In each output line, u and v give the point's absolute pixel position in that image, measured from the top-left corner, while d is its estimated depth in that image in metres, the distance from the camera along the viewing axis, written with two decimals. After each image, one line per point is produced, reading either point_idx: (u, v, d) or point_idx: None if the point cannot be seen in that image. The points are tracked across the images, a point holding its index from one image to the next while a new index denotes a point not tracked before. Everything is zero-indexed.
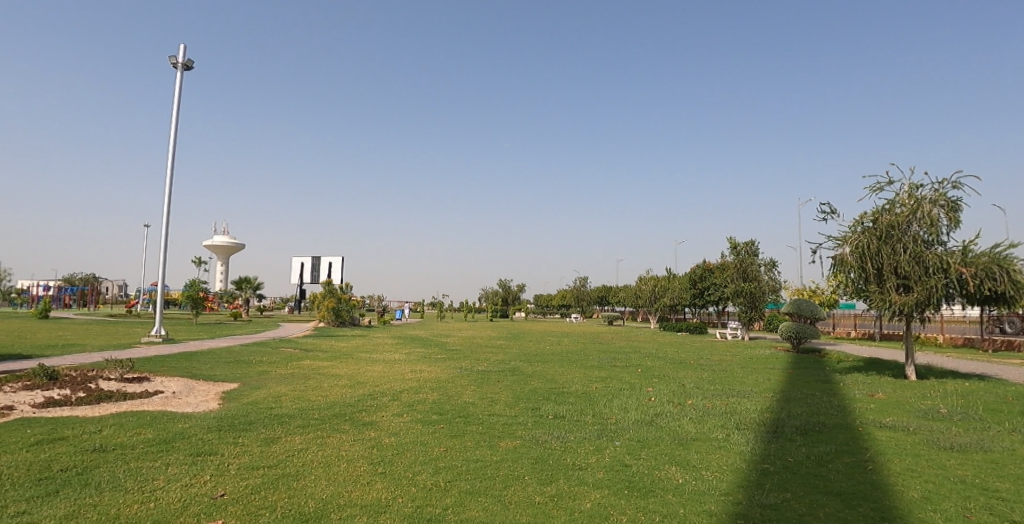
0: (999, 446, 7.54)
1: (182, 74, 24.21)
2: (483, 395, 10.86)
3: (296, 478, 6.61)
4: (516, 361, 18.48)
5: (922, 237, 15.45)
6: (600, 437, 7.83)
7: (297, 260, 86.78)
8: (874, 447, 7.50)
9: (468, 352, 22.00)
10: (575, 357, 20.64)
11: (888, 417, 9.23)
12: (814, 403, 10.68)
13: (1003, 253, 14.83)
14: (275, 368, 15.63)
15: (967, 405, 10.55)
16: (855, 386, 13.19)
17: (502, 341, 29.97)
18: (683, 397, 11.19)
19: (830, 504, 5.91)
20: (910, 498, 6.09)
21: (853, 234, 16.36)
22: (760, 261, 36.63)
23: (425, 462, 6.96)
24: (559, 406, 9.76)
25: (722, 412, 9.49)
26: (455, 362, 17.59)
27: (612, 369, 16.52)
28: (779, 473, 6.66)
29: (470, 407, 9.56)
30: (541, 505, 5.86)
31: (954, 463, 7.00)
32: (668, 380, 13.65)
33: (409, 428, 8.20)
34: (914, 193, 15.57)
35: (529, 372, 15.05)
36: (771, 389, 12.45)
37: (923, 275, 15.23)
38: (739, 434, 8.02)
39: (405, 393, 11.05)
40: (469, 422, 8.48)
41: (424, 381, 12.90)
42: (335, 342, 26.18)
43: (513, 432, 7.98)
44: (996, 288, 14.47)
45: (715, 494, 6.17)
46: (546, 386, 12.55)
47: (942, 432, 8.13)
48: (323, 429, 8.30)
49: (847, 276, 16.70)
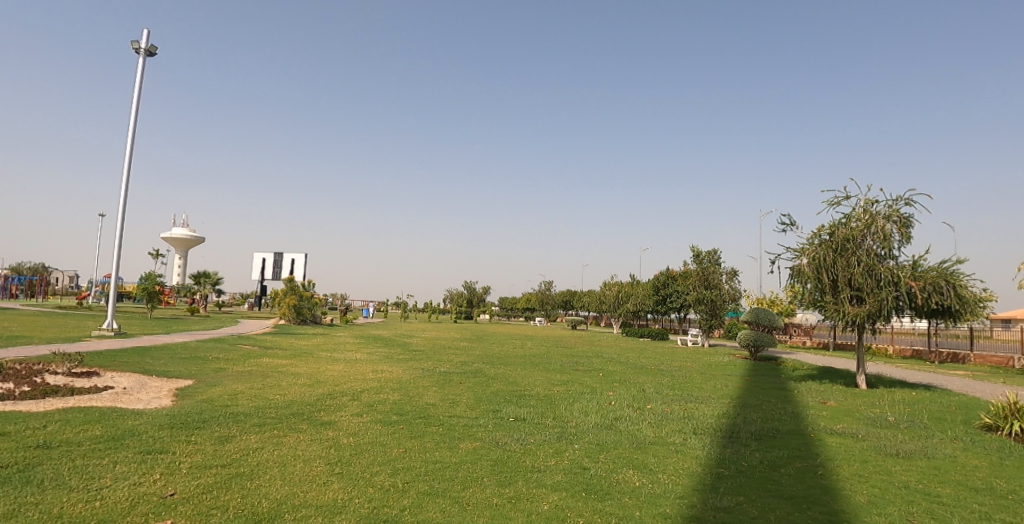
0: (942, 453, 7.84)
1: (144, 59, 23.45)
2: (444, 396, 10.78)
3: (251, 477, 6.48)
4: (478, 363, 18.43)
5: (875, 251, 15.94)
6: (559, 439, 7.76)
7: (258, 255, 84.72)
8: (824, 453, 7.67)
9: (431, 353, 21.88)
10: (538, 360, 20.66)
11: (839, 424, 9.47)
12: (769, 409, 10.87)
13: (950, 268, 15.47)
14: (232, 365, 15.26)
15: (914, 413, 10.93)
16: (808, 393, 13.55)
17: (465, 343, 29.80)
18: (643, 402, 11.32)
19: (781, 508, 6.21)
20: (858, 502, 6.43)
21: (810, 246, 16.79)
22: (722, 270, 37.32)
23: (384, 462, 6.84)
24: (520, 409, 9.72)
25: (681, 417, 9.59)
26: (417, 363, 17.43)
27: (573, 373, 16.61)
28: (734, 477, 6.78)
29: (432, 408, 9.46)
30: (499, 507, 5.94)
31: (899, 469, 7.23)
32: (628, 385, 13.76)
33: (368, 428, 7.99)
34: (869, 208, 16.09)
35: (492, 374, 14.99)
36: (728, 395, 12.69)
37: (875, 288, 15.70)
38: (696, 439, 8.08)
39: (366, 393, 10.92)
40: (430, 423, 8.34)
41: (385, 381, 12.78)
42: (293, 340, 25.71)
43: (474, 434, 7.82)
44: (943, 302, 15.08)
45: (671, 497, 6.34)
46: (508, 388, 12.52)
47: (888, 439, 8.38)
48: (279, 428, 8.09)
49: (804, 287, 17.09)
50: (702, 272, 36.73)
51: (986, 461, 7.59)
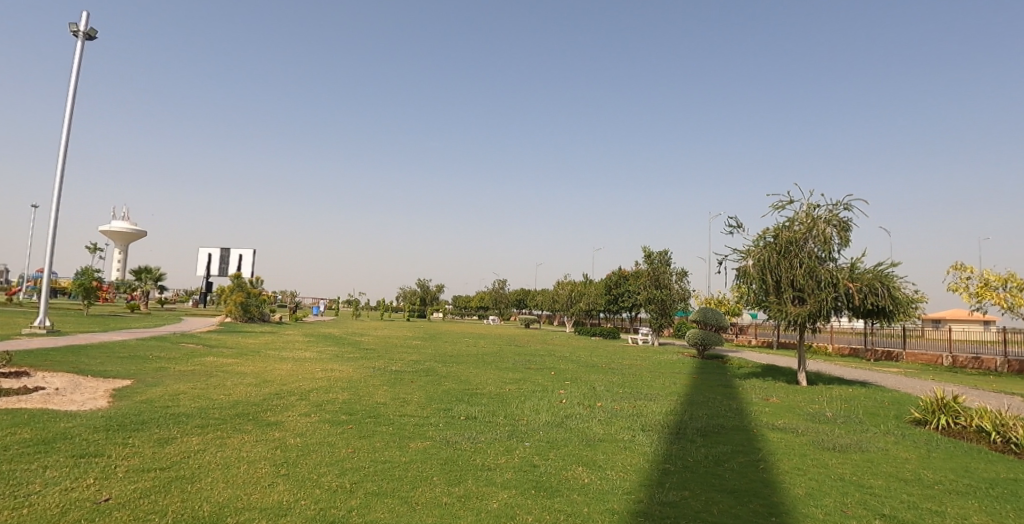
0: (875, 446, 8.23)
1: (83, 43, 22.34)
2: (394, 395, 10.70)
3: (192, 480, 6.27)
4: (430, 362, 18.37)
5: (816, 254, 16.57)
6: (510, 437, 7.80)
7: (204, 250, 82.04)
8: (766, 448, 7.94)
9: (383, 352, 21.64)
10: (491, 359, 20.70)
11: (780, 420, 9.81)
12: (715, 406, 11.18)
13: (885, 271, 16.23)
14: (175, 364, 14.73)
15: (850, 409, 11.43)
16: (752, 390, 14.00)
17: (418, 341, 29.59)
18: (593, 399, 11.48)
19: (723, 501, 6.40)
20: (796, 495, 6.68)
21: (756, 248, 17.31)
22: (671, 270, 38.23)
23: (332, 462, 6.72)
24: (471, 407, 9.70)
25: (629, 414, 9.77)
26: (368, 362, 17.24)
27: (526, 371, 16.72)
28: (679, 472, 6.95)
29: (382, 407, 9.36)
30: (449, 506, 5.92)
31: (835, 462, 7.55)
32: (579, 383, 13.93)
33: (316, 428, 7.85)
34: (811, 212, 16.70)
35: (444, 372, 14.96)
36: (676, 392, 12.99)
37: (816, 289, 16.32)
38: (644, 435, 8.24)
39: (315, 392, 10.72)
40: (380, 422, 8.25)
41: (335, 380, 12.59)
42: (241, 338, 24.99)
43: (424, 433, 7.78)
44: (878, 303, 15.82)
45: (619, 493, 6.45)
46: (459, 387, 12.49)
47: (826, 434, 8.74)
48: (223, 429, 7.85)
49: (750, 287, 17.61)
50: (653, 272, 37.55)
51: (914, 454, 8.01)
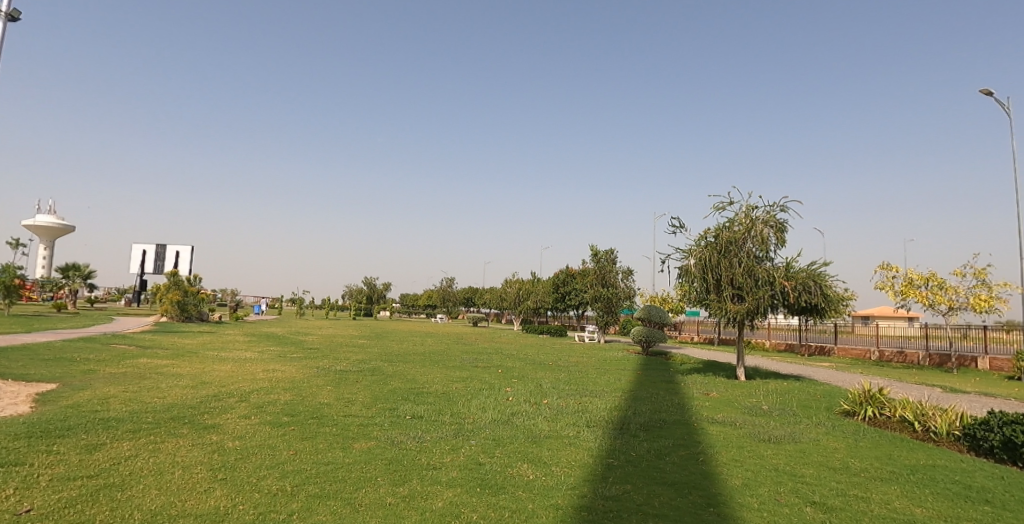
0: (807, 437, 8.63)
1: (4, 24, 20.95)
2: (339, 395, 10.54)
3: (122, 488, 6.01)
4: (376, 361, 18.17)
5: (754, 253, 17.16)
6: (456, 436, 7.80)
7: (139, 247, 78.52)
8: (706, 441, 8.20)
9: (328, 352, 21.26)
10: (438, 357, 20.61)
11: (720, 414, 10.15)
12: (658, 401, 11.48)
13: (817, 270, 16.97)
14: (105, 366, 14.04)
15: (786, 402, 11.95)
16: (694, 385, 14.44)
17: (364, 341, 29.18)
18: (539, 396, 11.60)
19: (664, 493, 6.58)
20: (733, 485, 6.94)
21: (697, 247, 17.78)
22: (618, 269, 38.98)
23: (272, 465, 6.56)
24: (417, 406, 9.66)
25: (575, 411, 9.92)
26: (313, 362, 16.91)
27: (473, 369, 16.74)
28: (622, 466, 7.11)
29: (325, 408, 9.20)
30: (393, 506, 5.87)
31: (770, 453, 7.87)
32: (526, 381, 14.05)
33: (257, 431, 7.66)
34: (749, 213, 17.25)
35: (390, 372, 14.84)
36: (621, 389, 13.27)
37: (754, 287, 16.93)
38: (588, 431, 8.38)
39: (255, 394, 10.44)
40: (323, 423, 8.11)
41: (277, 381, 12.31)
42: (177, 338, 24.00)
43: (369, 433, 7.70)
44: (811, 300, 16.54)
45: (563, 488, 6.54)
46: (406, 386, 12.42)
47: (762, 426, 9.10)
48: (157, 434, 7.55)
49: (692, 285, 18.08)
50: (599, 271, 38.21)
51: (843, 443, 8.46)
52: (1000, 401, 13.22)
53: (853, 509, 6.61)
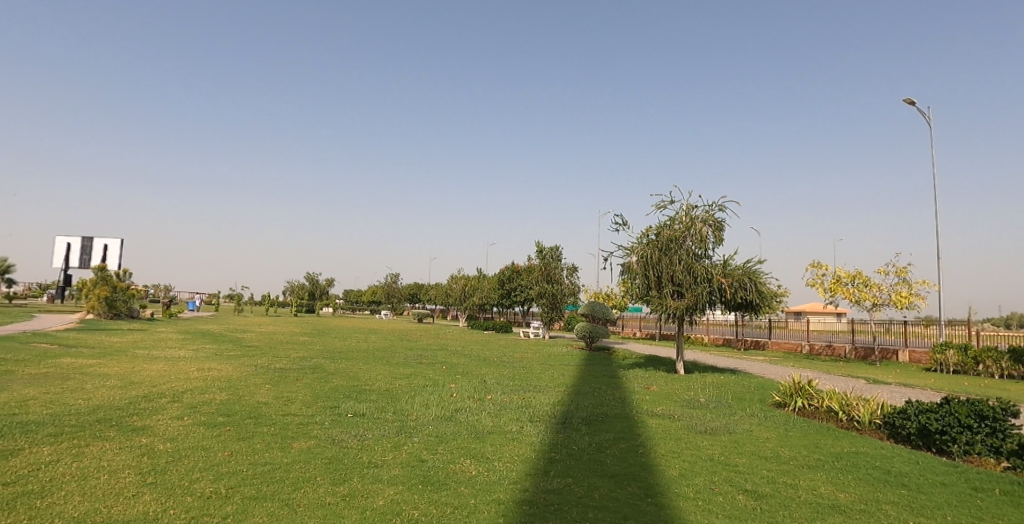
0: (741, 428, 9.01)
1: None
2: (278, 394, 10.32)
3: (42, 496, 5.70)
4: (317, 358, 17.87)
5: (694, 251, 17.70)
6: (398, 433, 7.78)
7: (63, 240, 74.18)
8: (645, 433, 8.45)
9: (267, 349, 20.72)
10: (382, 354, 20.40)
11: (659, 407, 10.47)
12: (600, 395, 11.75)
13: (752, 267, 17.67)
14: (22, 368, 13.24)
15: (723, 394, 12.44)
16: (635, 379, 14.84)
17: (306, 338, 28.48)
18: (483, 392, 11.68)
19: (604, 485, 6.73)
20: (670, 476, 7.17)
21: (639, 245, 18.17)
22: (562, 266, 39.50)
23: (206, 467, 6.36)
24: (359, 404, 9.57)
25: (518, 406, 10.04)
26: (250, 360, 16.46)
27: (417, 366, 16.66)
28: (564, 460, 7.24)
29: (263, 407, 8.99)
30: (332, 506, 5.79)
31: (706, 444, 8.19)
32: (470, 377, 14.11)
33: (190, 432, 7.41)
34: (690, 212, 17.76)
35: (332, 369, 14.63)
36: (564, 384, 13.51)
37: (693, 284, 17.47)
38: (531, 426, 8.51)
39: (189, 394, 10.09)
40: (261, 423, 7.93)
41: (212, 380, 11.94)
42: (103, 337, 22.80)
43: (308, 432, 7.58)
44: (746, 297, 17.21)
45: (505, 483, 6.60)
46: (348, 384, 12.27)
47: (698, 418, 9.45)
48: (80, 438, 7.20)
49: (634, 282, 18.48)
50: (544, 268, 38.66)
51: (774, 433, 8.88)
52: (918, 391, 14.06)
53: (782, 496, 6.94)
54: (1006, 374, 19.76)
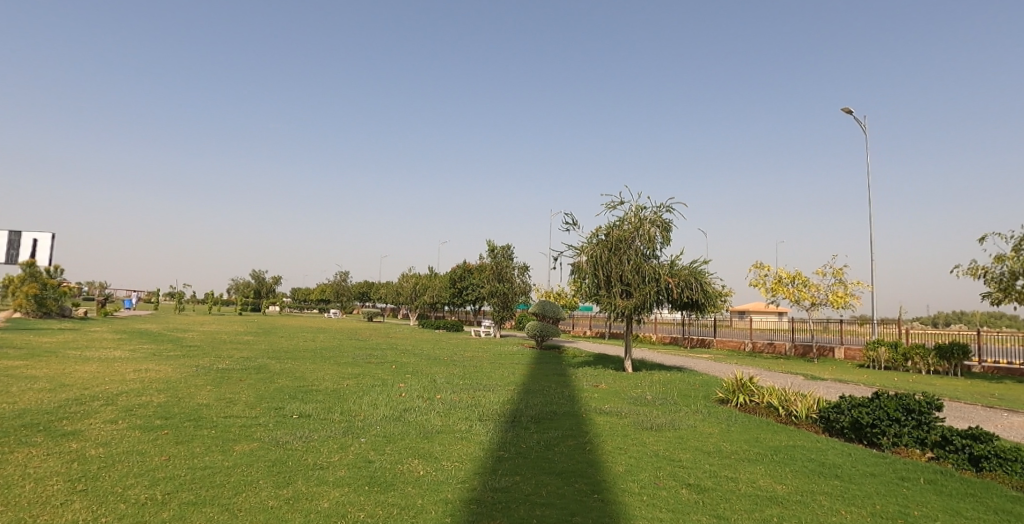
0: (685, 423, 9.31)
1: None
2: (219, 395, 10.07)
3: None
4: (262, 359, 17.48)
5: (642, 251, 18.08)
6: (345, 434, 7.71)
7: None
8: (592, 431, 8.64)
9: (209, 349, 20.14)
10: (329, 354, 20.08)
11: (607, 404, 10.70)
12: (550, 394, 11.93)
13: (698, 268, 18.21)
14: None
15: (669, 391, 12.81)
16: (585, 377, 15.11)
17: (251, 337, 27.70)
18: (433, 392, 11.69)
19: (552, 482, 6.84)
20: (616, 472, 7.35)
21: (589, 245, 18.43)
22: (513, 265, 39.67)
23: (141, 473, 6.17)
24: (305, 404, 9.44)
25: (467, 405, 10.10)
26: (190, 360, 15.97)
27: (366, 366, 16.48)
28: (512, 458, 7.33)
29: (204, 410, 8.76)
30: (275, 509, 5.69)
31: (651, 440, 8.44)
32: (420, 376, 14.09)
33: (124, 437, 7.16)
34: (638, 213, 18.14)
35: (277, 369, 14.35)
36: (514, 382, 13.64)
37: (641, 283, 17.85)
38: (480, 425, 8.57)
39: (123, 396, 9.73)
40: (201, 426, 7.73)
41: (149, 382, 11.54)
42: (30, 337, 21.60)
43: (251, 434, 7.44)
44: (692, 296, 17.72)
45: (453, 483, 6.63)
46: (293, 384, 12.08)
47: (644, 415, 9.71)
48: (3, 444, 6.85)
49: (584, 281, 18.73)
50: (495, 267, 38.79)
51: (716, 429, 9.21)
52: (851, 386, 14.75)
53: (723, 489, 7.20)
54: (932, 369, 21.06)
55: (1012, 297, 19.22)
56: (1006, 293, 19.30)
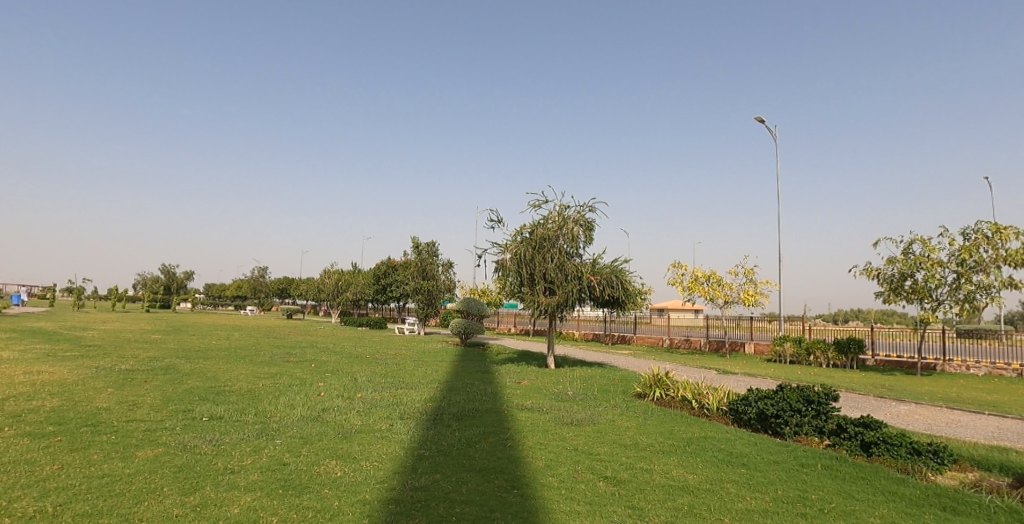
0: (603, 418, 9.69)
1: None
2: (121, 398, 9.56)
3: None
4: (171, 358, 16.65)
5: (565, 250, 18.47)
6: (259, 437, 7.56)
7: None
8: (514, 427, 8.84)
9: (112, 349, 18.94)
10: (245, 353, 19.36)
11: (528, 401, 10.96)
12: (473, 391, 12.07)
13: (619, 266, 18.80)
14: None
15: (589, 387, 13.24)
16: (509, 374, 15.34)
17: (160, 336, 26.12)
18: (353, 391, 11.56)
19: (472, 480, 6.97)
20: (535, 467, 7.56)
21: (514, 243, 18.63)
22: (438, 261, 39.57)
23: (29, 484, 5.80)
24: (215, 406, 9.12)
25: (387, 404, 10.05)
26: (89, 361, 15.00)
27: (283, 366, 16.00)
28: (433, 456, 7.41)
29: (102, 414, 8.30)
30: (180, 517, 5.49)
31: (571, 435, 8.75)
32: (340, 375, 13.87)
33: (10, 445, 6.70)
34: (562, 212, 18.48)
35: (186, 370, 13.70)
36: (438, 380, 13.67)
37: (564, 281, 18.25)
38: (401, 423, 8.59)
39: (11, 401, 9.05)
40: (99, 432, 7.34)
41: (40, 385, 10.77)
42: None
43: (156, 440, 7.16)
44: (612, 294, 18.29)
45: (372, 483, 6.62)
46: (204, 385, 11.61)
47: (565, 411, 10.01)
48: None
49: (508, 279, 18.93)
50: (420, 264, 38.57)
51: (634, 422, 9.65)
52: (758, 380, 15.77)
53: (638, 480, 7.57)
54: (832, 363, 22.74)
55: (900, 296, 20.98)
56: (895, 293, 21.07)
